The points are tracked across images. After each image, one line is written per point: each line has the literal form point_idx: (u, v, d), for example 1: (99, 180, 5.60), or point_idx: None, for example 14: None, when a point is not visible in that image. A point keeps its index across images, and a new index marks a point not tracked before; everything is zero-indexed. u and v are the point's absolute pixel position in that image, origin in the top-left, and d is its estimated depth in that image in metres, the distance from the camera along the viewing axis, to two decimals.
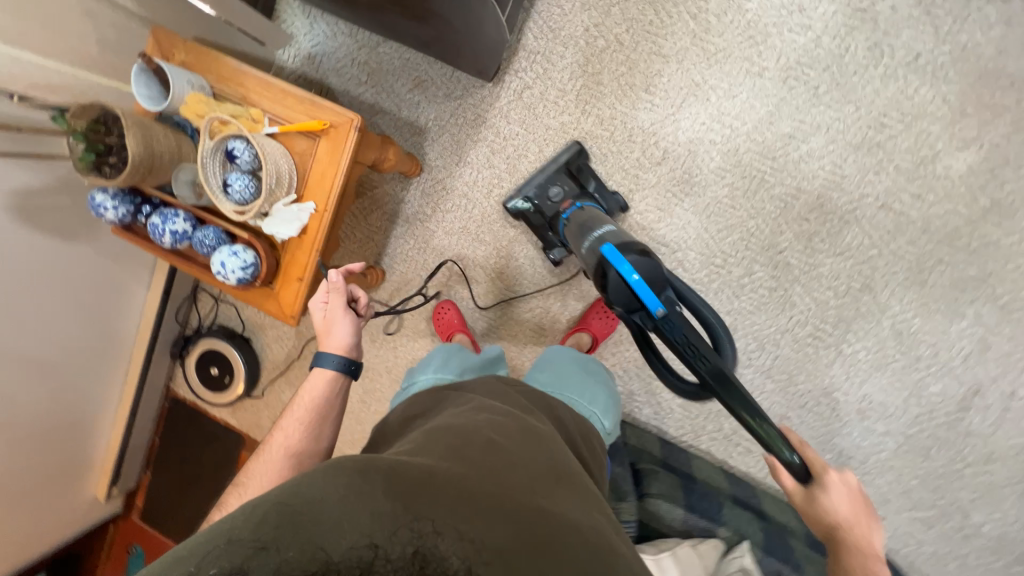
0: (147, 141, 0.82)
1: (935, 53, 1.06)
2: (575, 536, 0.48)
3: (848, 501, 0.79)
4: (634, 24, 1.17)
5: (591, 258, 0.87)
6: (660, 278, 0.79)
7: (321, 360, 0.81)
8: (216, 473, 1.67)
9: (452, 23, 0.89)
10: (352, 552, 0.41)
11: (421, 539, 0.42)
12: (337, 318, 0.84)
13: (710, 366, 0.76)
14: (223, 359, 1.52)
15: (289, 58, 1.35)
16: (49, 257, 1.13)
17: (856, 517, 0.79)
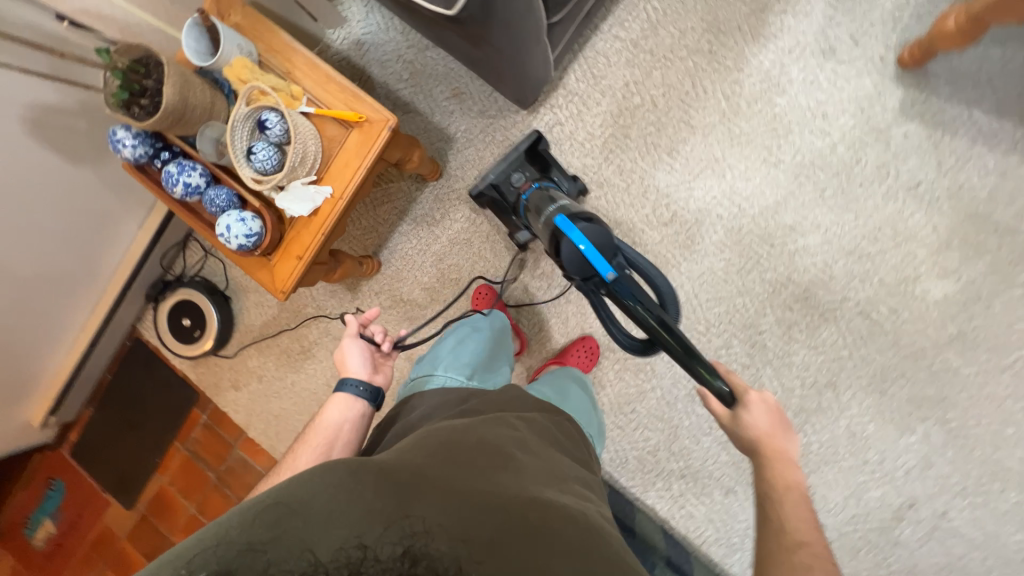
0: (183, 92, 0.83)
1: (935, 185, 1.13)
2: (550, 521, 0.59)
3: (771, 420, 0.82)
4: (671, 91, 1.22)
5: (547, 230, 0.90)
6: (609, 244, 0.82)
7: (342, 387, 0.83)
8: (162, 422, 1.63)
9: (502, 53, 0.90)
10: (342, 554, 0.49)
11: (409, 539, 0.51)
12: (351, 355, 0.88)
13: (656, 319, 0.78)
14: (198, 312, 1.49)
15: (337, 40, 1.38)
16: (43, 173, 1.11)
17: (775, 431, 0.81)
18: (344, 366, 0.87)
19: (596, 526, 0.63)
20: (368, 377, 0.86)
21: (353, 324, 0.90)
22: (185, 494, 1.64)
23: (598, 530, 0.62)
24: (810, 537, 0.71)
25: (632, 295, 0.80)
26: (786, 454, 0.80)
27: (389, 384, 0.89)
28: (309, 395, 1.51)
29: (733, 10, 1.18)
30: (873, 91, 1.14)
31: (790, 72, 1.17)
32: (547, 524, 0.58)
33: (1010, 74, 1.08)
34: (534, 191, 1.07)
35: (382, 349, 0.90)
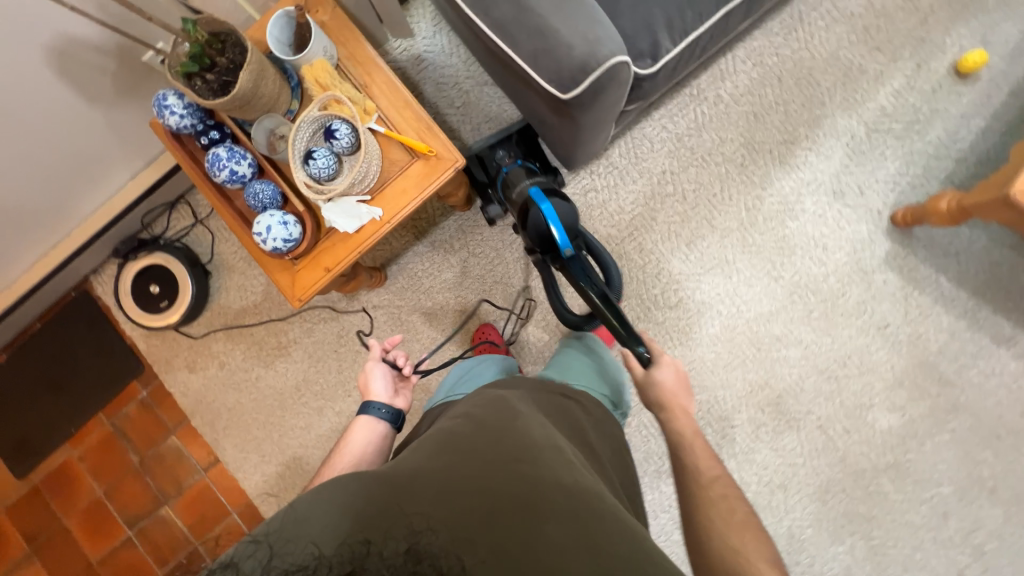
0: (257, 81, 0.79)
1: (900, 329, 1.28)
2: (550, 491, 0.59)
3: (671, 381, 0.92)
4: (701, 189, 1.32)
5: (519, 199, 1.05)
6: (572, 223, 1.00)
7: (365, 410, 0.86)
8: (90, 389, 1.45)
9: (580, 131, 0.81)
10: (344, 549, 0.48)
11: (412, 536, 0.50)
12: (372, 374, 0.91)
13: (597, 290, 0.97)
14: (170, 282, 1.36)
15: (399, 50, 1.37)
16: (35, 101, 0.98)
17: (678, 391, 0.92)
18: (365, 389, 0.90)
19: (602, 497, 0.61)
20: (389, 400, 0.90)
21: (376, 348, 0.93)
22: (96, 474, 1.46)
23: (603, 500, 0.61)
24: (715, 468, 0.81)
25: (582, 269, 0.99)
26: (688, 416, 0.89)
27: (410, 405, 0.92)
28: (272, 394, 1.42)
29: (768, 135, 1.30)
30: (867, 238, 1.29)
31: (804, 202, 1.30)
32: (545, 504, 0.58)
33: (975, 253, 1.26)
34: (516, 166, 1.14)
35: (403, 373, 0.93)
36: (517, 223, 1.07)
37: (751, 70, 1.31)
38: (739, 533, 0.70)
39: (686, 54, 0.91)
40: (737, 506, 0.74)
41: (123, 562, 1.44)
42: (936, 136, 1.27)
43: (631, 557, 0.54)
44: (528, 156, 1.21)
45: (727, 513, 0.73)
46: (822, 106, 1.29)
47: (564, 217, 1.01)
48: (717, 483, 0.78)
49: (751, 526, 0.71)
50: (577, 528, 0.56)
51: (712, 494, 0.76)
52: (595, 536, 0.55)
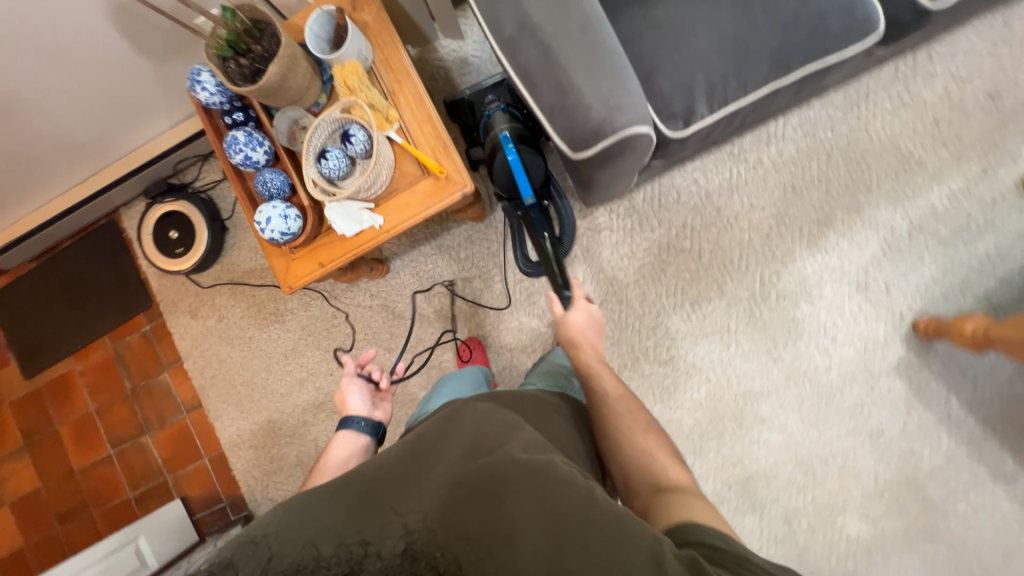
0: (285, 75, 0.80)
1: (895, 440, 1.21)
2: (509, 470, 0.58)
3: (584, 322, 0.97)
4: (719, 251, 1.27)
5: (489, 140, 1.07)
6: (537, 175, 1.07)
7: (345, 425, 0.89)
8: (99, 312, 1.54)
9: (592, 177, 0.78)
10: (344, 552, 0.52)
11: (408, 537, 0.53)
12: (350, 389, 0.93)
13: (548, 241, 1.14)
14: (188, 231, 1.42)
15: (449, 49, 1.35)
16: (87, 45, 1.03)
17: (588, 331, 0.96)
18: (344, 404, 0.93)
19: (558, 462, 0.59)
20: (369, 414, 0.92)
21: (350, 364, 0.95)
22: (92, 391, 1.56)
23: (557, 463, 0.59)
24: (613, 388, 0.83)
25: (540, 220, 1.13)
26: (593, 352, 0.92)
27: (391, 416, 0.95)
28: (261, 356, 1.47)
29: (802, 210, 1.24)
30: (882, 340, 1.22)
31: (823, 288, 1.24)
32: (506, 482, 0.56)
33: (996, 381, 1.18)
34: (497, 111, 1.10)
35: (381, 386, 0.95)
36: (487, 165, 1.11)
37: (800, 140, 1.24)
38: (644, 437, 0.74)
39: (723, 123, 0.87)
40: (640, 417, 0.78)
41: (101, 476, 1.54)
42: (985, 250, 1.18)
43: (589, 518, 0.52)
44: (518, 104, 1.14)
45: (633, 422, 0.77)
46: (867, 193, 1.22)
47: (530, 166, 1.07)
48: (623, 400, 0.81)
49: (649, 429, 0.76)
50: (534, 501, 0.54)
51: (618, 409, 0.79)
52: (551, 502, 0.53)
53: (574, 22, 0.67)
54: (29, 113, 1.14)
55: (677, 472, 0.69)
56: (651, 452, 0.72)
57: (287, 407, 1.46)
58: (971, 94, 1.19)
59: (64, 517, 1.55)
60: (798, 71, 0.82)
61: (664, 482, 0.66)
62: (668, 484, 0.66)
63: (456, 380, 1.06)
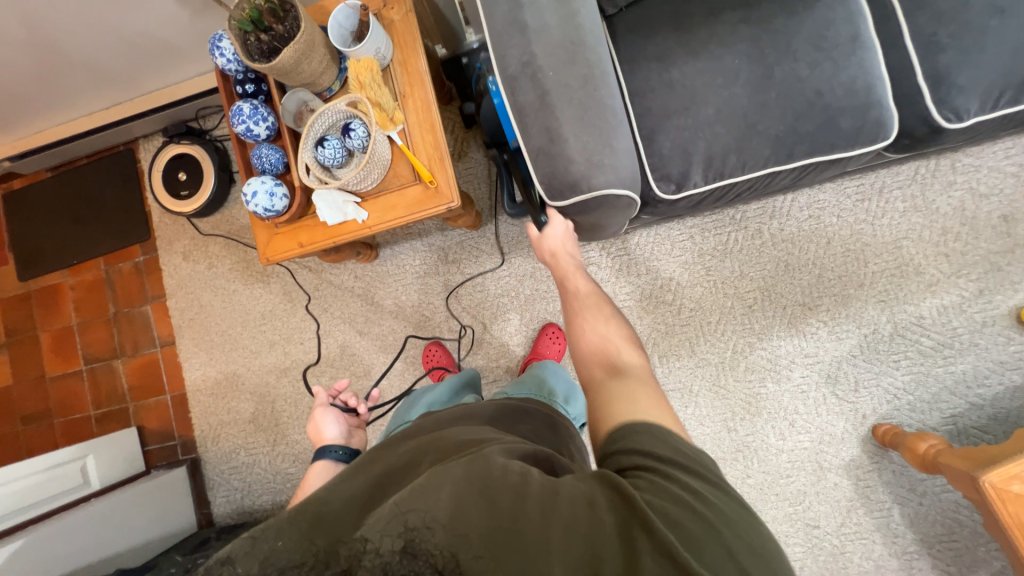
0: (299, 59, 0.81)
1: (829, 537, 1.20)
2: (490, 472, 0.48)
3: (564, 236, 0.84)
4: (698, 312, 1.27)
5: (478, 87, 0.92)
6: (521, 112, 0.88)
7: (321, 456, 0.81)
8: (98, 233, 1.58)
9: (576, 217, 0.77)
10: (343, 548, 0.45)
11: (406, 531, 0.45)
12: (323, 417, 0.88)
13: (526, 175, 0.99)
14: (196, 176, 1.45)
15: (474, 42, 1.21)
16: None
17: (567, 245, 0.83)
18: (321, 438, 0.86)
19: (487, 452, 0.52)
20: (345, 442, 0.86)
21: (322, 394, 0.91)
22: (76, 306, 1.61)
23: (490, 452, 0.51)
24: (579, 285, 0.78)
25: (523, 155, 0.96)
26: (574, 260, 0.81)
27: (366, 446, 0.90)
28: (239, 310, 1.51)
29: (790, 290, 1.23)
30: (839, 435, 1.21)
31: (793, 370, 1.23)
32: (492, 483, 0.47)
33: (942, 501, 1.16)
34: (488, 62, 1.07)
35: (357, 413, 0.91)
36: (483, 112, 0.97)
37: (803, 220, 1.23)
38: (604, 323, 0.72)
39: (717, 194, 0.86)
40: (603, 308, 0.74)
41: (68, 389, 1.60)
42: (961, 370, 1.16)
43: (526, 486, 0.47)
44: None
45: (594, 312, 0.74)
46: (858, 287, 1.21)
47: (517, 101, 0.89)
48: (590, 295, 0.76)
49: (608, 313, 0.74)
50: (475, 496, 0.46)
51: (588, 307, 0.75)
52: (489, 485, 0.47)
53: (576, 73, 0.67)
54: (64, 38, 1.18)
55: (628, 352, 0.68)
56: (609, 337, 0.70)
57: (252, 365, 1.49)
58: (985, 213, 1.16)
59: (26, 418, 1.61)
60: (799, 160, 0.82)
61: (615, 364, 0.65)
62: (620, 366, 0.65)
63: (430, 394, 1.04)
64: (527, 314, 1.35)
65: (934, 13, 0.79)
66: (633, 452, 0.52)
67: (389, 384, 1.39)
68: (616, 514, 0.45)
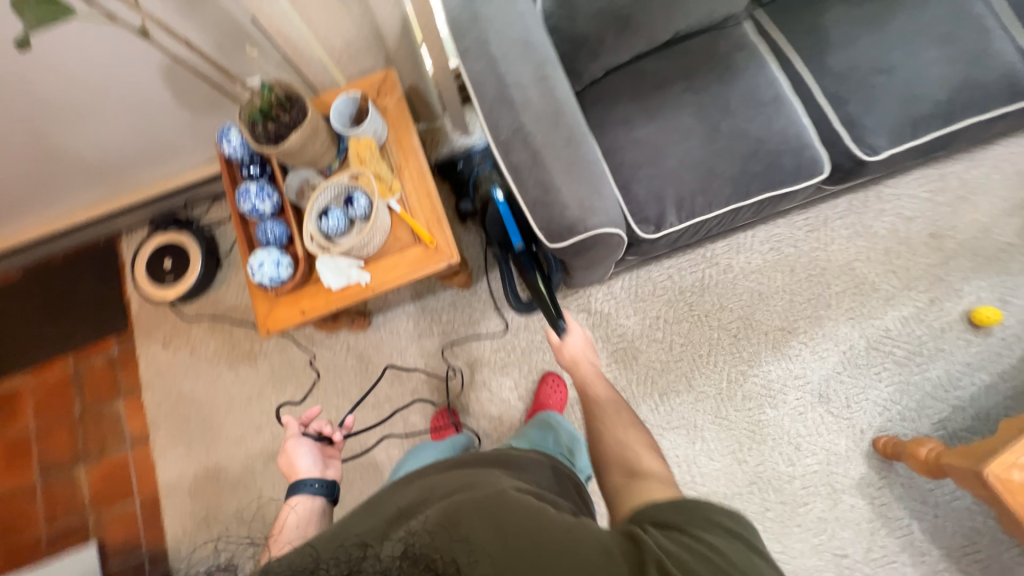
0: (305, 142, 0.89)
1: (859, 565, 1.17)
2: (509, 510, 0.51)
3: (583, 346, 0.94)
4: (689, 346, 1.33)
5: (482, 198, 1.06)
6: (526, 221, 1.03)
7: (296, 491, 0.78)
8: (70, 330, 1.51)
9: (568, 260, 0.84)
10: (344, 554, 0.50)
11: (409, 538, 0.50)
12: (294, 448, 0.83)
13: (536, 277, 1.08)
14: (183, 261, 1.46)
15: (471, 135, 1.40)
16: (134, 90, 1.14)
17: (584, 353, 0.93)
18: (294, 472, 0.81)
19: (504, 488, 0.55)
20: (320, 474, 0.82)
21: (293, 425, 0.85)
22: (36, 411, 1.48)
23: (508, 489, 0.54)
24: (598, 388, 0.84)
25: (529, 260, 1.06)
26: (592, 369, 0.89)
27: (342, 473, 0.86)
28: (224, 395, 1.44)
29: (768, 317, 1.32)
30: (843, 454, 1.23)
31: (787, 394, 1.27)
32: (508, 520, 0.50)
33: (957, 510, 1.17)
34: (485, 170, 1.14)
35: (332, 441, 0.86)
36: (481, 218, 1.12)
37: (766, 253, 1.35)
38: (625, 430, 0.74)
39: (690, 230, 0.97)
40: (623, 410, 0.78)
41: (17, 507, 1.42)
42: (936, 375, 1.24)
43: (544, 526, 0.50)
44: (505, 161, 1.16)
45: (615, 416, 0.77)
46: (827, 308, 1.31)
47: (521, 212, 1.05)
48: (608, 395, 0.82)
49: (628, 423, 0.75)
50: (483, 522, 0.50)
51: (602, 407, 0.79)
52: (504, 523, 0.50)
53: (560, 134, 0.78)
54: (61, 142, 1.23)
55: (650, 459, 0.68)
56: (628, 442, 0.71)
57: (237, 452, 1.39)
58: (917, 232, 1.32)
59: None
60: (755, 195, 0.94)
61: (633, 469, 0.66)
62: (639, 470, 0.65)
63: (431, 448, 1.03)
64: (526, 367, 1.36)
65: (836, 74, 0.96)
66: (663, 521, 0.53)
67: (390, 456, 1.34)
68: (629, 563, 0.48)
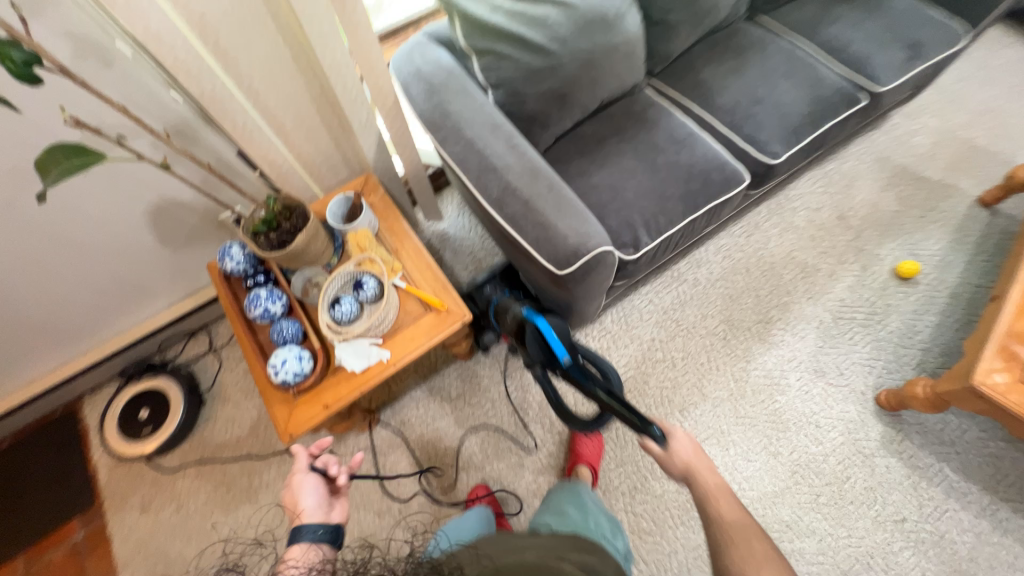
0: (309, 241, 0.96)
1: (920, 525, 1.19)
2: None
3: (690, 449, 0.85)
4: (689, 358, 1.41)
5: (514, 321, 1.07)
6: (567, 335, 1.01)
7: (297, 536, 0.68)
8: (24, 525, 1.29)
9: (575, 289, 0.93)
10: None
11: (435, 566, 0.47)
12: (300, 486, 0.75)
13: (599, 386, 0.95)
14: (163, 407, 1.35)
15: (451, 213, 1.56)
16: (116, 242, 1.16)
17: (697, 463, 0.83)
18: (297, 512, 0.72)
19: None
20: (323, 518, 0.73)
21: (301, 457, 0.77)
22: None
23: None
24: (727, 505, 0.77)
25: (583, 373, 0.96)
26: (715, 474, 0.81)
27: (347, 520, 0.75)
28: (224, 549, 1.25)
29: (745, 314, 1.46)
30: (858, 418, 1.31)
31: (788, 378, 1.37)
32: None
33: (971, 442, 1.25)
34: (504, 296, 1.21)
35: (339, 484, 0.78)
36: (516, 343, 1.08)
37: (721, 261, 1.54)
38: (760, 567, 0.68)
39: (662, 246, 1.11)
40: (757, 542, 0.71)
41: None
42: (896, 326, 1.41)
43: None
44: (513, 287, 1.28)
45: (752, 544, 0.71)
46: (788, 294, 1.48)
47: (560, 330, 1.03)
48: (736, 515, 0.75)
49: (767, 556, 0.69)
50: None
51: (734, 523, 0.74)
52: None
53: (542, 183, 0.92)
54: (29, 312, 1.16)
55: None
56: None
57: None
58: (828, 216, 1.58)
59: None
60: (703, 206, 1.13)
61: None
62: None
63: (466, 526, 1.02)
64: (547, 420, 1.35)
65: (726, 110, 1.24)
66: None
67: None
68: None
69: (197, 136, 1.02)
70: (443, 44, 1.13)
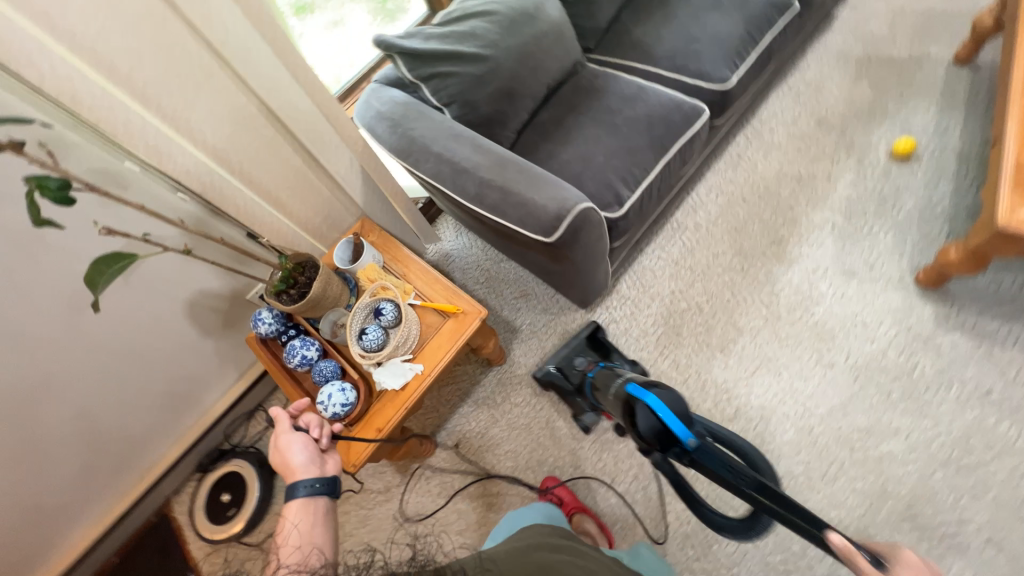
0: (325, 285, 1.04)
1: (1009, 392, 1.12)
2: None
3: None
4: (714, 298, 1.40)
5: (618, 397, 0.81)
6: (689, 411, 0.72)
7: (293, 492, 0.73)
8: None
9: (573, 254, 0.97)
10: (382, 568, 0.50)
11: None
12: (287, 446, 0.80)
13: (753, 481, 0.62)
14: (241, 487, 1.44)
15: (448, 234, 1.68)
16: (166, 342, 1.28)
17: None
18: (289, 468, 0.78)
19: None
20: (316, 468, 0.78)
21: (284, 420, 0.83)
22: None
23: None
24: None
25: (723, 461, 0.65)
26: None
27: (341, 467, 0.82)
28: None
29: (756, 240, 1.45)
30: (905, 304, 1.26)
31: (819, 287, 1.34)
32: None
33: None
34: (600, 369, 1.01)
35: (324, 441, 0.83)
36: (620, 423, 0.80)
37: (716, 199, 1.54)
38: None
39: (646, 195, 1.15)
40: None
41: None
42: (912, 204, 1.37)
43: None
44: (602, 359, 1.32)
45: None
46: (792, 209, 1.46)
47: (682, 404, 0.73)
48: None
49: None
50: None
51: None
52: None
53: (512, 168, 0.98)
54: (109, 426, 1.28)
55: None
56: None
57: None
58: (807, 124, 1.58)
59: None
60: (672, 147, 1.16)
61: None
62: None
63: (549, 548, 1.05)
64: None
65: (667, 56, 1.29)
66: None
67: None
68: None
69: (210, 226, 1.14)
70: (394, 83, 1.24)
